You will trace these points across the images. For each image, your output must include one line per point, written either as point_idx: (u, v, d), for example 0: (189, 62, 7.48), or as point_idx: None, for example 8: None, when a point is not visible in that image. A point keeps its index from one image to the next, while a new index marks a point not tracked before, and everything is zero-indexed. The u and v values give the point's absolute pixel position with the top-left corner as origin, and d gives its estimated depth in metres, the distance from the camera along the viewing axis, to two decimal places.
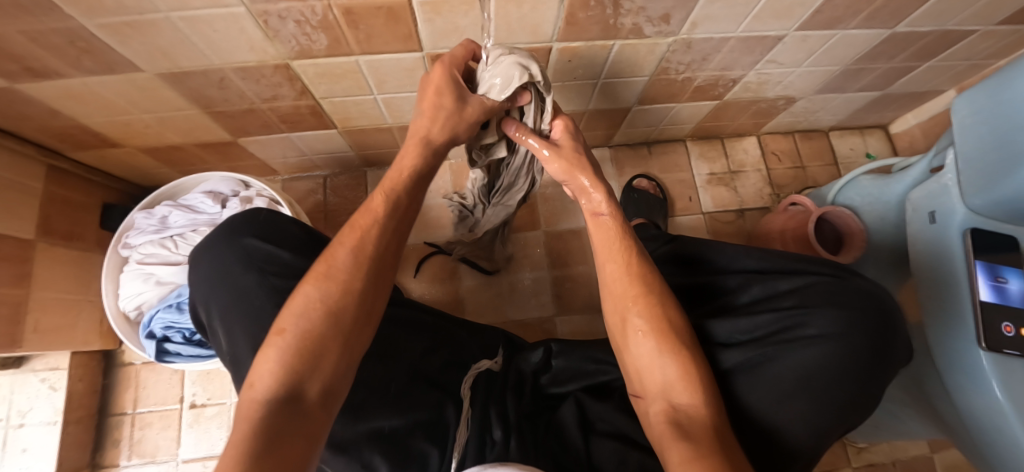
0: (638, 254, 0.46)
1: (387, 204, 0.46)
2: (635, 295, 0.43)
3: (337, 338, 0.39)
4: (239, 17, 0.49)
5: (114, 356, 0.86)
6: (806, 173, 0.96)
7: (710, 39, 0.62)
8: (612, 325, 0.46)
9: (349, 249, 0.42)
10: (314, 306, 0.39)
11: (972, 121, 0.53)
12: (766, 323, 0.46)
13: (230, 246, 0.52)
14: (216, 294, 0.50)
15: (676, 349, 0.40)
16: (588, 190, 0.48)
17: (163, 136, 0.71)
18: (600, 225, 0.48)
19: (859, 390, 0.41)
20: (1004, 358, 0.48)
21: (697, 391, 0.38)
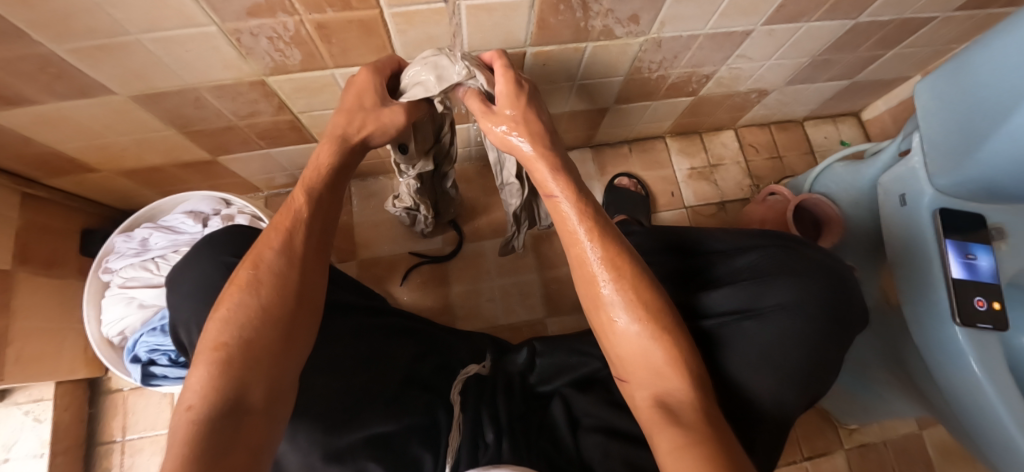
0: (614, 234, 0.43)
1: (307, 201, 0.46)
2: (611, 280, 0.41)
3: (268, 347, 0.39)
4: (212, 36, 0.49)
5: (100, 384, 0.84)
6: (783, 163, 0.98)
7: (680, 37, 0.64)
8: (586, 307, 0.44)
9: (278, 249, 0.43)
10: (240, 317, 0.39)
11: (933, 106, 0.56)
12: (732, 298, 0.47)
13: (212, 260, 0.53)
14: (193, 310, 0.50)
15: (664, 336, 0.39)
16: (537, 168, 0.44)
17: (142, 158, 0.71)
18: (559, 211, 0.43)
19: (820, 357, 0.43)
20: (978, 332, 0.50)
21: (685, 377, 0.38)
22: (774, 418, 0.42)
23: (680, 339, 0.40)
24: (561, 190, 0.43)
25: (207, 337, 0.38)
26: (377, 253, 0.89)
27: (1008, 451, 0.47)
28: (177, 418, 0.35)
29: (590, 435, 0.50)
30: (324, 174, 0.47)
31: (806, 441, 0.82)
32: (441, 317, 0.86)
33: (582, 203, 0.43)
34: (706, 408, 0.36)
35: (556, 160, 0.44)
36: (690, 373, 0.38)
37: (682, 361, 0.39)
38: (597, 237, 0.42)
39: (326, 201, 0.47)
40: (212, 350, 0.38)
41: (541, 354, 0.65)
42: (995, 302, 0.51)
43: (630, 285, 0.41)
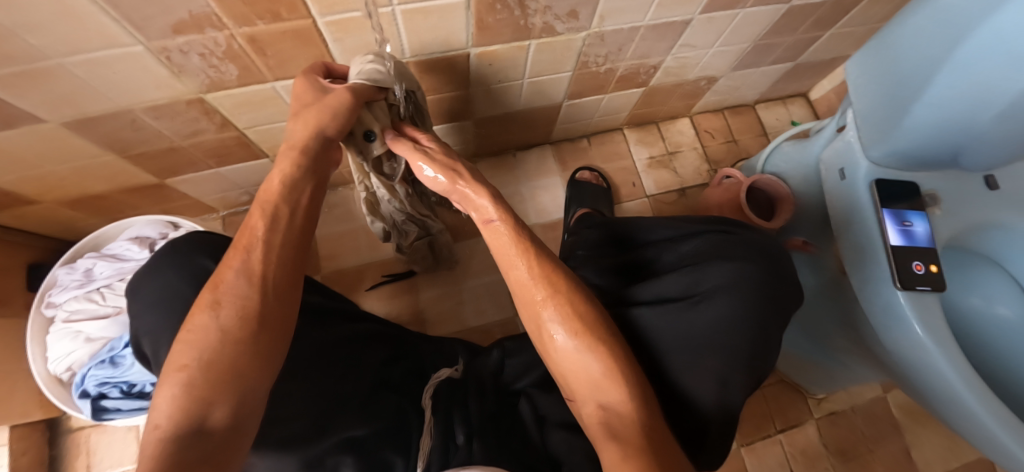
0: (546, 254, 0.44)
1: (265, 218, 0.43)
2: (548, 296, 0.42)
3: (229, 370, 0.37)
4: (139, 56, 0.48)
5: (59, 424, 0.81)
6: (739, 146, 1.01)
7: (621, 30, 0.65)
8: (530, 331, 0.44)
9: (238, 271, 0.41)
10: (203, 338, 0.38)
11: (862, 81, 0.58)
12: (675, 285, 0.49)
13: (181, 267, 0.51)
14: (159, 318, 0.48)
15: (601, 349, 0.40)
16: (473, 197, 0.45)
17: (84, 186, 0.69)
18: (494, 234, 0.45)
19: (760, 338, 0.44)
20: (918, 294, 0.52)
21: (623, 388, 0.38)
22: (720, 403, 0.42)
23: (619, 348, 0.41)
24: (495, 211, 0.44)
25: (171, 362, 0.37)
26: (342, 265, 0.88)
27: (968, 417, 0.48)
28: (145, 437, 0.34)
29: (556, 430, 0.51)
30: (296, 196, 0.46)
31: (780, 413, 0.85)
32: (412, 324, 0.86)
33: (514, 225, 0.45)
34: (644, 420, 0.37)
35: (490, 188, 0.46)
36: (631, 386, 0.39)
37: (621, 375, 0.39)
38: (532, 261, 0.43)
39: (289, 218, 0.45)
40: (178, 367, 0.37)
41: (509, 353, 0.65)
42: (932, 265, 0.53)
43: (568, 302, 0.42)
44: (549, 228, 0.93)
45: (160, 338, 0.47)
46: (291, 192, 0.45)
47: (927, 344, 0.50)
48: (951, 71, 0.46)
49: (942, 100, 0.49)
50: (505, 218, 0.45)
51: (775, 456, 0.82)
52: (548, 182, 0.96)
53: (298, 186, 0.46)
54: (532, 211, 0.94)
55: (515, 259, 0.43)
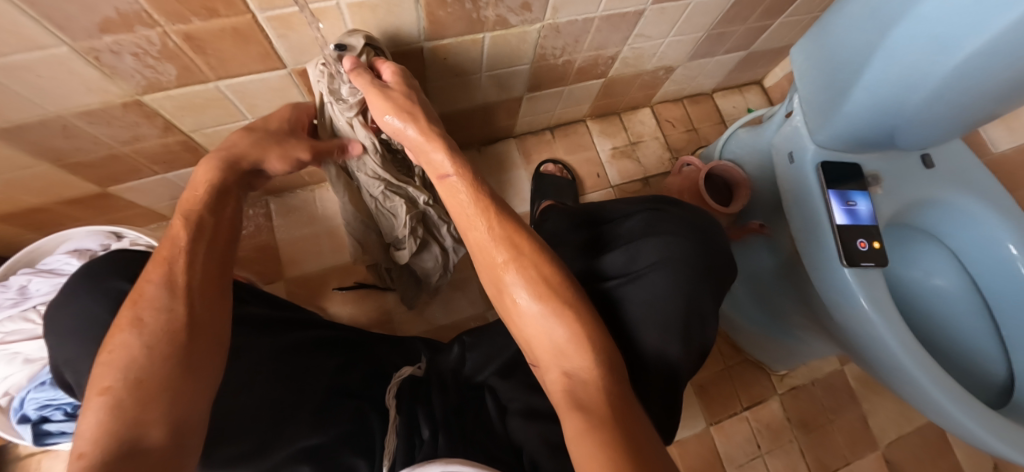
0: (510, 226, 0.43)
1: (188, 228, 0.43)
2: (509, 258, 0.42)
3: (164, 386, 0.35)
4: (63, 57, 0.45)
5: (5, 453, 0.76)
6: (698, 134, 1.04)
7: (575, 22, 0.65)
8: (492, 294, 0.45)
9: (159, 283, 0.39)
10: (124, 355, 0.35)
11: (805, 67, 0.60)
12: (613, 264, 0.52)
13: (96, 290, 0.48)
14: (76, 347, 0.45)
15: (566, 318, 0.40)
16: (428, 151, 0.47)
17: (16, 198, 0.64)
18: (454, 193, 0.46)
19: (693, 307, 0.46)
20: (862, 270, 0.55)
21: (587, 353, 0.39)
22: (658, 370, 0.45)
23: (581, 315, 0.41)
24: (453, 172, 0.46)
25: (93, 383, 0.34)
26: (305, 270, 0.86)
27: (911, 382, 0.52)
28: (65, 469, 0.30)
29: (516, 419, 0.52)
30: (219, 212, 0.46)
31: (744, 391, 0.88)
32: (381, 325, 0.85)
33: (471, 178, 0.46)
34: (608, 386, 0.38)
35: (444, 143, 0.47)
36: (595, 355, 0.39)
37: (586, 345, 0.39)
38: (493, 235, 0.43)
39: (213, 225, 0.45)
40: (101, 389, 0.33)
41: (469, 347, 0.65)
42: (875, 243, 0.56)
43: (529, 269, 0.42)
44: None
45: (80, 366, 0.44)
46: (217, 204, 0.46)
47: (869, 315, 0.53)
48: (886, 56, 0.48)
49: (878, 83, 0.50)
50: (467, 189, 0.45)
51: (742, 432, 0.85)
52: (515, 176, 0.96)
53: (226, 191, 0.47)
54: None
55: (478, 222, 0.44)
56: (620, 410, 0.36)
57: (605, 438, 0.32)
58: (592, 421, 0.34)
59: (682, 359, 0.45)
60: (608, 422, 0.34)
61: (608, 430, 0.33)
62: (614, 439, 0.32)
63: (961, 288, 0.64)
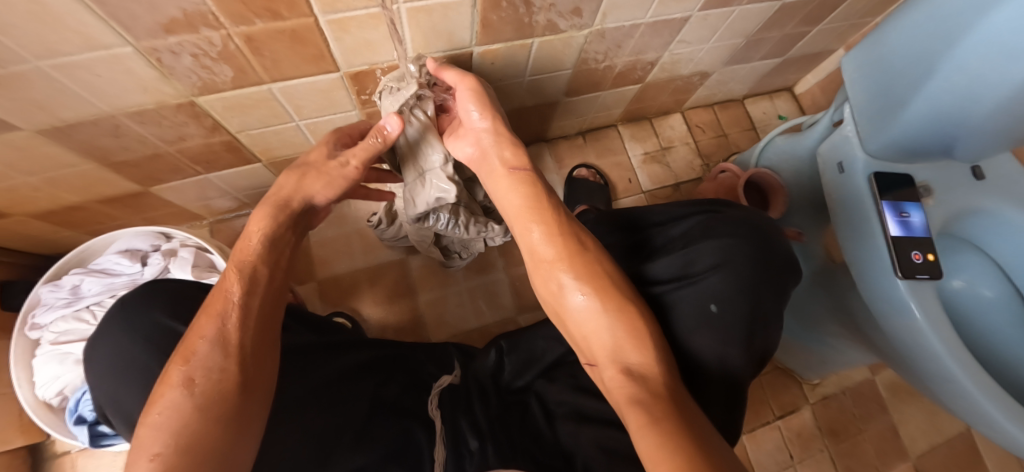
0: (564, 224, 0.46)
1: (243, 281, 0.43)
2: (564, 258, 0.43)
3: (214, 451, 0.33)
4: (125, 57, 0.45)
5: (42, 450, 0.76)
6: (728, 140, 1.04)
7: (621, 27, 0.65)
8: (545, 298, 0.46)
9: (211, 340, 0.38)
10: (178, 417, 0.34)
11: (857, 75, 0.60)
12: (667, 267, 0.52)
13: (130, 331, 0.47)
14: (123, 388, 0.45)
15: (617, 312, 0.41)
16: (495, 150, 0.53)
17: (58, 197, 0.64)
18: (507, 197, 0.49)
19: (753, 312, 0.46)
20: (917, 282, 0.55)
21: (645, 349, 0.40)
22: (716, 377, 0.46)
23: (639, 317, 0.41)
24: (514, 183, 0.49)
25: (139, 451, 0.33)
26: (337, 272, 0.86)
27: (959, 397, 0.52)
28: None
29: (567, 423, 0.53)
30: (273, 258, 0.47)
31: (776, 399, 0.88)
32: (413, 328, 0.84)
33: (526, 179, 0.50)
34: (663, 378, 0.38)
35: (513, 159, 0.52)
36: (648, 347, 0.40)
37: (640, 339, 0.40)
38: (551, 233, 0.45)
39: (267, 278, 0.45)
40: (152, 454, 0.32)
41: (507, 352, 0.65)
42: (929, 254, 0.56)
43: (585, 263, 0.43)
44: None
45: (127, 400, 0.44)
46: (269, 254, 0.46)
47: (921, 326, 0.53)
48: (952, 66, 0.48)
49: (939, 94, 0.51)
50: (522, 191, 0.48)
51: (773, 440, 0.85)
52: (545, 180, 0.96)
53: (277, 240, 0.48)
54: None
55: (529, 224, 0.46)
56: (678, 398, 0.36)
57: (671, 425, 0.32)
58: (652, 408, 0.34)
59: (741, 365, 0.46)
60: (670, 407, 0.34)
61: (673, 416, 0.33)
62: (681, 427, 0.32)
63: (1006, 296, 0.62)
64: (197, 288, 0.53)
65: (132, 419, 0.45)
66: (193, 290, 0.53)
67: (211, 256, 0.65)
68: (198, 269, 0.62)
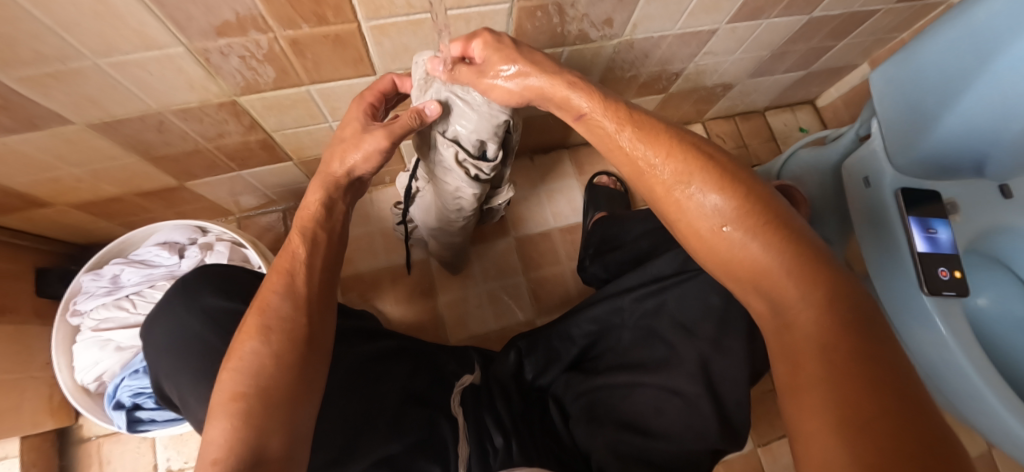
0: (687, 142, 0.38)
1: (305, 242, 0.46)
2: (697, 181, 0.36)
3: (286, 396, 0.37)
4: (176, 57, 0.47)
5: (70, 434, 0.78)
6: (749, 151, 1.04)
7: (650, 38, 0.66)
8: (672, 221, 0.39)
9: (282, 294, 0.42)
10: (251, 366, 0.38)
11: (887, 91, 0.60)
12: (670, 265, 0.59)
13: (192, 308, 0.49)
14: (183, 361, 0.46)
15: (778, 240, 0.33)
16: (561, 91, 0.43)
17: (99, 189, 0.67)
18: (598, 126, 0.42)
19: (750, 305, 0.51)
20: (944, 299, 0.54)
21: (813, 288, 0.31)
22: (723, 367, 0.50)
23: (802, 256, 0.32)
24: (587, 102, 0.42)
25: (222, 390, 0.37)
26: (360, 270, 0.87)
27: (987, 414, 0.51)
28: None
29: (581, 427, 0.53)
30: (331, 224, 0.50)
31: None
32: (433, 328, 0.85)
33: (523, 58, 0.44)
34: (846, 319, 0.30)
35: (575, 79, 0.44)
36: (821, 283, 0.32)
37: (810, 274, 0.32)
38: (669, 154, 0.38)
39: (326, 240, 0.48)
40: (233, 395, 0.36)
41: (526, 352, 0.63)
42: (955, 271, 0.56)
43: (728, 183, 0.36)
44: (567, 231, 0.95)
45: (181, 379, 0.46)
46: (327, 219, 0.49)
47: (948, 342, 0.52)
48: (990, 79, 0.51)
49: (970, 112, 0.54)
50: (608, 114, 0.41)
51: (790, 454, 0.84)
52: (565, 186, 0.98)
53: (332, 208, 0.50)
54: (550, 215, 0.96)
55: (637, 145, 0.39)
56: (870, 342, 0.29)
57: (858, 383, 0.27)
58: (828, 349, 0.29)
59: (743, 357, 0.49)
60: (858, 358, 0.28)
61: (862, 362, 0.28)
62: (873, 370, 0.27)
63: None
64: (254, 273, 0.56)
65: (186, 393, 0.46)
66: (250, 275, 0.55)
67: (247, 250, 0.66)
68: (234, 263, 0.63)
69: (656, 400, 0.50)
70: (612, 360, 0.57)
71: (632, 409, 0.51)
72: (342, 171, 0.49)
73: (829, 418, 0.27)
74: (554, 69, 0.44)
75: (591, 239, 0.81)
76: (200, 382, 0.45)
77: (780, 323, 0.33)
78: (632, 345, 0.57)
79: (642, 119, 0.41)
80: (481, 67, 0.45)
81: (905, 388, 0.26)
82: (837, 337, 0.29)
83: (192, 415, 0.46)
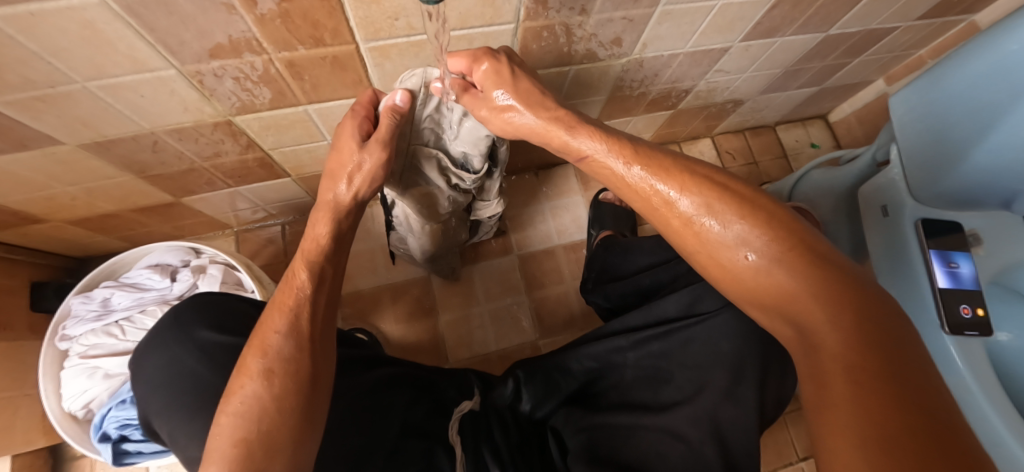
0: (700, 175, 0.36)
1: (312, 279, 0.44)
2: (717, 215, 0.34)
3: (288, 438, 0.35)
4: (168, 79, 0.45)
5: (63, 450, 0.78)
6: (759, 168, 1.03)
7: (660, 57, 0.64)
8: (692, 254, 0.37)
9: (285, 332, 0.39)
10: (253, 409, 0.36)
11: (908, 119, 0.58)
12: (675, 305, 0.58)
13: (185, 341, 0.48)
14: (174, 398, 0.45)
15: (801, 266, 0.31)
16: (563, 133, 0.42)
17: (95, 205, 0.65)
18: (603, 168, 0.40)
19: (759, 356, 0.51)
20: (965, 339, 0.51)
21: (842, 317, 0.29)
22: (730, 416, 0.49)
23: (834, 283, 0.30)
24: (591, 144, 0.40)
25: (221, 435, 0.35)
26: (360, 286, 0.86)
27: None
28: None
29: (579, 464, 0.49)
30: (335, 255, 0.47)
31: (800, 440, 0.85)
32: (433, 348, 0.84)
33: (518, 89, 0.43)
34: (872, 339, 0.28)
35: (570, 118, 0.42)
36: (848, 305, 0.29)
37: (835, 295, 0.30)
38: (684, 184, 0.36)
39: (332, 275, 0.46)
40: (236, 440, 0.34)
41: (524, 382, 0.60)
42: (978, 309, 0.53)
43: (749, 209, 0.34)
44: (571, 248, 0.93)
45: (173, 418, 0.44)
46: (334, 251, 0.47)
47: (970, 386, 0.49)
48: (1011, 124, 0.53)
49: (999, 147, 0.55)
50: (615, 154, 0.39)
51: None
52: (570, 202, 0.97)
53: (339, 239, 0.48)
54: (554, 231, 0.94)
55: (648, 178, 0.37)
56: (899, 361, 0.27)
57: (890, 407, 0.25)
58: (857, 370, 0.27)
59: (752, 407, 0.49)
60: (885, 379, 0.26)
61: (893, 384, 0.26)
62: (901, 391, 0.26)
63: None
64: (249, 302, 0.54)
65: (175, 430, 0.44)
66: (245, 304, 0.53)
67: (239, 273, 0.69)
68: (226, 286, 0.66)
69: (657, 443, 0.49)
70: (614, 398, 0.56)
71: (640, 452, 0.49)
72: (349, 198, 0.47)
73: (861, 446, 0.25)
74: (550, 106, 0.43)
75: (595, 262, 0.80)
76: (190, 421, 0.43)
77: (806, 344, 0.31)
78: (634, 384, 0.56)
79: (648, 148, 0.39)
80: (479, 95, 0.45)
81: (936, 413, 0.25)
82: (865, 358, 0.28)
83: (180, 452, 0.44)
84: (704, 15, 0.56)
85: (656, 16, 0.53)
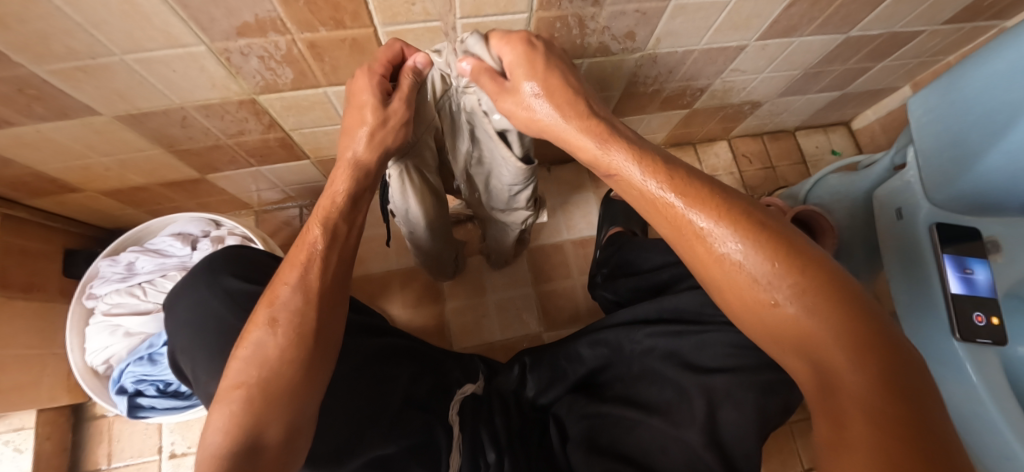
0: (733, 200, 0.31)
1: (325, 234, 0.43)
2: (750, 245, 0.29)
3: (282, 391, 0.37)
4: (199, 56, 0.48)
5: (84, 410, 0.82)
6: (776, 173, 1.01)
7: (675, 53, 0.64)
8: (718, 288, 0.31)
9: (295, 286, 0.40)
10: (269, 356, 0.38)
11: (926, 119, 0.59)
12: (691, 304, 0.56)
13: (213, 287, 0.50)
14: (198, 341, 0.47)
15: (835, 312, 0.27)
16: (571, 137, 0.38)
17: (126, 177, 0.69)
18: (630, 185, 0.34)
19: (765, 362, 0.49)
20: (978, 348, 0.49)
21: (872, 370, 0.25)
22: (729, 418, 0.47)
23: (868, 335, 0.26)
24: (621, 155, 0.35)
25: (227, 378, 0.38)
26: (370, 270, 0.89)
27: None
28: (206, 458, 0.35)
29: (579, 452, 0.50)
30: (353, 217, 0.46)
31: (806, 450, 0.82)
32: (438, 334, 0.85)
33: (548, 83, 0.39)
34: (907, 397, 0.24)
35: (601, 128, 0.37)
36: (879, 358, 0.26)
37: (867, 346, 0.26)
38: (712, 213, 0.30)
39: (346, 234, 0.45)
40: (238, 385, 0.37)
41: (531, 368, 0.62)
42: (994, 317, 0.50)
43: (777, 244, 0.29)
44: (580, 244, 0.93)
45: (196, 356, 0.47)
46: (351, 210, 0.45)
47: (982, 397, 0.47)
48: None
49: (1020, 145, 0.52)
50: (642, 165, 0.33)
51: None
52: (580, 198, 0.97)
53: (358, 200, 0.46)
54: (563, 227, 0.95)
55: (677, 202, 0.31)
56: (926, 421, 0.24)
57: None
58: (884, 429, 0.24)
59: (752, 412, 0.47)
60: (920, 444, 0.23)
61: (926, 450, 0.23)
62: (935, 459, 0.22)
63: None
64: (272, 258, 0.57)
65: (200, 368, 0.46)
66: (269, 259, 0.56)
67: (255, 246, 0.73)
68: None
69: (660, 441, 0.48)
70: (618, 390, 0.55)
71: (640, 445, 0.49)
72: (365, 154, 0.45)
73: None
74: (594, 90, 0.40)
75: (602, 258, 0.80)
76: (203, 375, 0.45)
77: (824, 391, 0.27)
78: (642, 379, 0.55)
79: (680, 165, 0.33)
80: (504, 86, 0.41)
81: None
82: (895, 414, 0.24)
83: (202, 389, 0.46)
84: (720, 11, 0.56)
85: (669, 10, 0.54)
